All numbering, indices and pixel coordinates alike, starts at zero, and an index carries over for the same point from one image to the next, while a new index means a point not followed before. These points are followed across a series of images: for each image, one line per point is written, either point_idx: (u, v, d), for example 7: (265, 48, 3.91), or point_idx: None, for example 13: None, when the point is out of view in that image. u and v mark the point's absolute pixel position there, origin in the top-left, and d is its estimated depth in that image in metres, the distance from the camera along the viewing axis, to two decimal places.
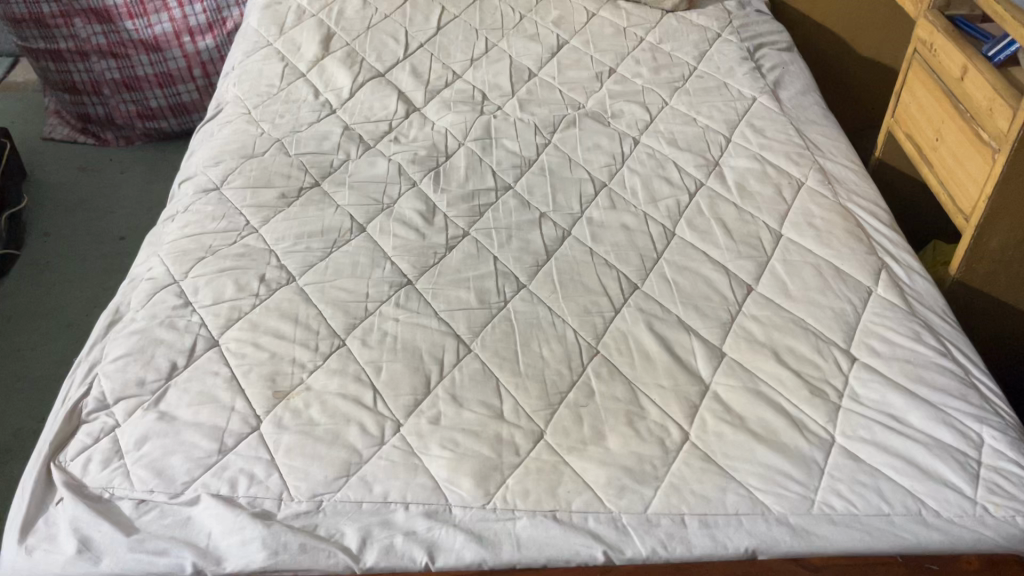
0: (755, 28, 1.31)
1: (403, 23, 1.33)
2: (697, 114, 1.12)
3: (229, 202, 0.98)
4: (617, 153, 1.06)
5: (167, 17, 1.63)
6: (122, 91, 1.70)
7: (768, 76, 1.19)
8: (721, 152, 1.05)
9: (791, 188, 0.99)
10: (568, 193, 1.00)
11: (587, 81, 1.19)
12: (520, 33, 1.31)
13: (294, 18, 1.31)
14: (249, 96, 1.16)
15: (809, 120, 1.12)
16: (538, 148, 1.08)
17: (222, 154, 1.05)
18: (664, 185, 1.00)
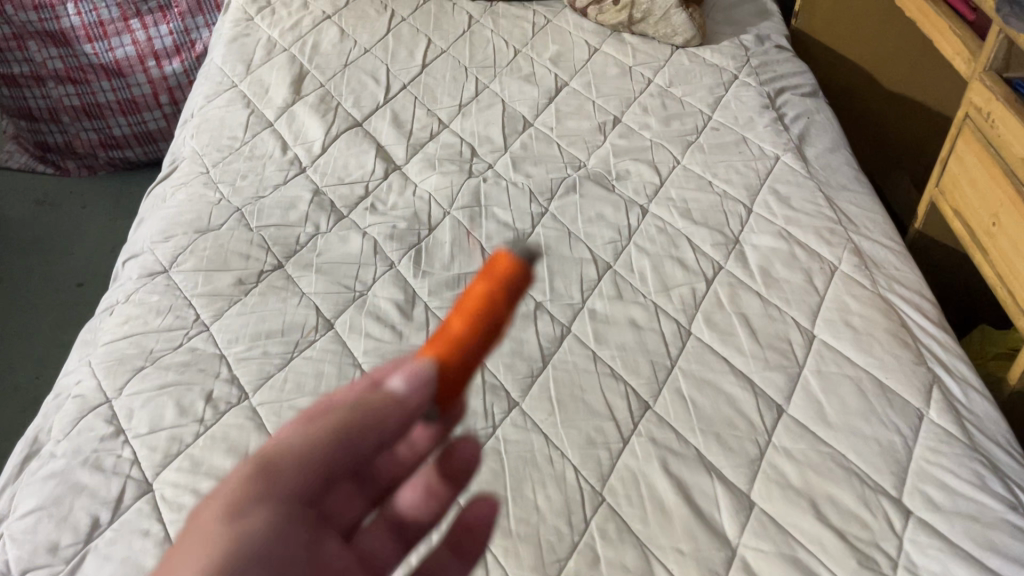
0: (775, 67, 1.17)
1: (384, 60, 1.19)
2: (714, 175, 0.99)
3: (178, 289, 0.85)
4: (623, 225, 0.94)
5: (130, 39, 1.48)
6: (82, 118, 1.55)
7: (792, 128, 1.06)
8: (742, 225, 0.93)
9: (823, 273, 0.87)
10: (568, 277, 0.88)
11: (589, 133, 1.07)
12: (513, 72, 1.17)
13: (263, 54, 1.19)
14: (209, 151, 1.03)
15: (840, 184, 0.99)
16: (533, 219, 0.95)
17: (173, 227, 0.92)
18: (678, 269, 0.88)
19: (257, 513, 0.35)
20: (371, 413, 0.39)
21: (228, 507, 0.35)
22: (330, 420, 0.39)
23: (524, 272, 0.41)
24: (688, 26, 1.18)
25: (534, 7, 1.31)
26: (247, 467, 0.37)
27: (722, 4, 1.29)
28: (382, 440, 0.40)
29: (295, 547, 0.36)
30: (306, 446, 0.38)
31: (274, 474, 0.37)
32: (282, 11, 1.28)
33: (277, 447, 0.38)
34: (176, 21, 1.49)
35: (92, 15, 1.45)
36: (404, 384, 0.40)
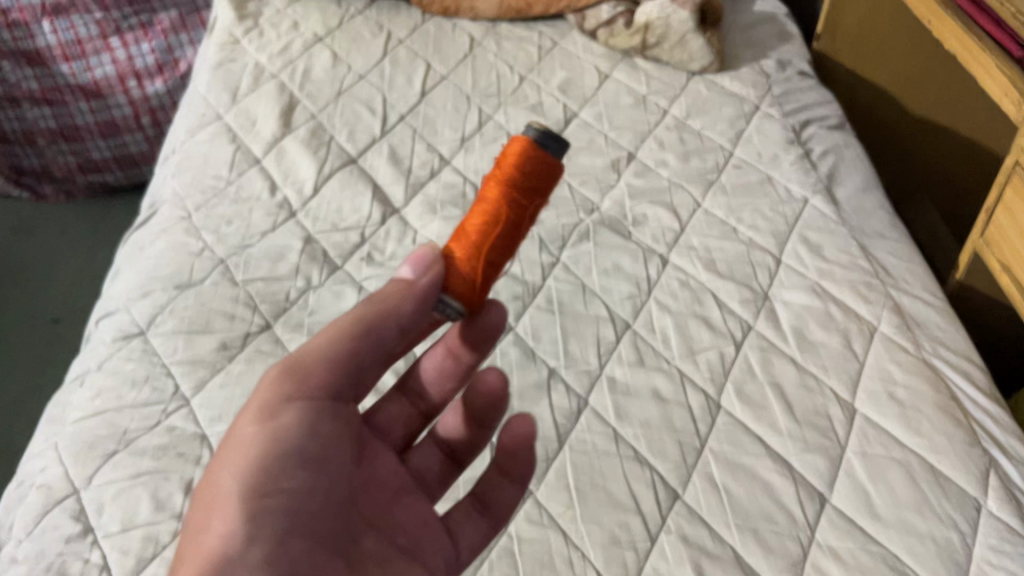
0: (799, 96, 1.10)
1: (380, 87, 1.12)
2: (738, 221, 0.92)
3: (156, 356, 0.77)
4: (641, 278, 0.86)
5: (109, 58, 1.40)
6: (58, 140, 1.47)
7: (819, 166, 0.99)
8: (771, 279, 0.86)
9: (862, 336, 0.79)
10: (584, 339, 0.80)
11: (601, 171, 0.99)
12: (519, 102, 1.10)
13: (250, 81, 1.11)
14: (191, 192, 0.95)
15: (873, 232, 0.91)
16: (544, 270, 0.87)
17: (151, 282, 0.84)
18: (704, 331, 0.80)
19: (288, 412, 0.51)
20: (380, 317, 0.54)
21: (265, 414, 0.50)
22: (340, 331, 0.53)
23: (532, 154, 0.54)
24: (705, 52, 1.10)
25: (540, 28, 1.24)
26: (282, 376, 0.52)
27: (740, 24, 1.22)
28: (398, 324, 0.55)
29: (320, 430, 0.52)
30: (321, 353, 0.53)
31: (301, 375, 0.52)
32: (270, 33, 1.20)
33: (303, 357, 0.53)
34: (159, 38, 1.41)
35: (70, 33, 1.38)
36: (413, 271, 0.55)
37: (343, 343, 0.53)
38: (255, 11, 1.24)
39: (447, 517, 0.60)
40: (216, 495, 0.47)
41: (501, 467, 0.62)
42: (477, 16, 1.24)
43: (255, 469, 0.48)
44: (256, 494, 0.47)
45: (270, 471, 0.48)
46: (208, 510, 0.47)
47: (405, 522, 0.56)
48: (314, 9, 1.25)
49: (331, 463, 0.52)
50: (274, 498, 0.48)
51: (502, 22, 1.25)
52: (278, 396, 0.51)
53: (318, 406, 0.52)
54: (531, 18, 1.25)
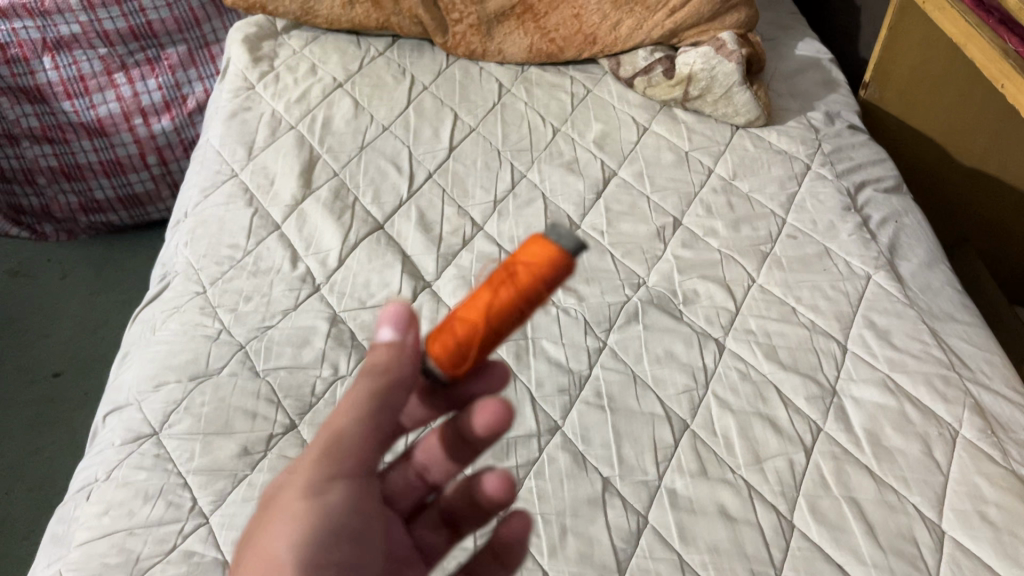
0: (851, 153, 1.04)
1: (405, 140, 1.05)
2: (797, 300, 0.85)
3: (170, 464, 0.71)
4: (697, 367, 0.79)
5: (114, 95, 1.32)
6: (60, 179, 1.39)
7: (879, 236, 0.93)
8: (838, 369, 0.79)
9: (942, 442, 0.73)
10: (639, 442, 0.73)
11: (646, 239, 0.92)
12: (553, 158, 1.03)
13: (267, 133, 1.04)
14: (205, 264, 0.88)
15: (943, 313, 0.85)
16: (590, 356, 0.80)
17: (164, 372, 0.77)
18: (770, 434, 0.74)
19: (330, 494, 0.45)
20: (396, 385, 0.48)
21: (308, 488, 0.45)
22: (363, 397, 0.47)
23: (544, 253, 0.43)
24: (754, 106, 1.04)
25: (571, 73, 1.17)
26: (316, 447, 0.46)
27: (782, 71, 1.16)
28: (406, 388, 0.49)
29: (361, 512, 0.46)
30: (349, 425, 0.47)
31: (336, 450, 0.46)
32: (286, 77, 1.12)
33: (334, 429, 0.46)
34: (166, 74, 1.33)
35: (72, 69, 1.29)
36: (396, 333, 0.48)
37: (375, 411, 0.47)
38: (269, 53, 1.16)
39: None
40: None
41: (495, 549, 0.57)
42: (504, 60, 1.18)
43: (306, 548, 0.43)
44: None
45: (318, 555, 0.43)
46: None
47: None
48: (331, 50, 1.17)
49: (366, 545, 0.47)
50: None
51: (531, 66, 1.18)
52: (315, 474, 0.45)
53: (356, 485, 0.47)
54: (562, 62, 1.18)
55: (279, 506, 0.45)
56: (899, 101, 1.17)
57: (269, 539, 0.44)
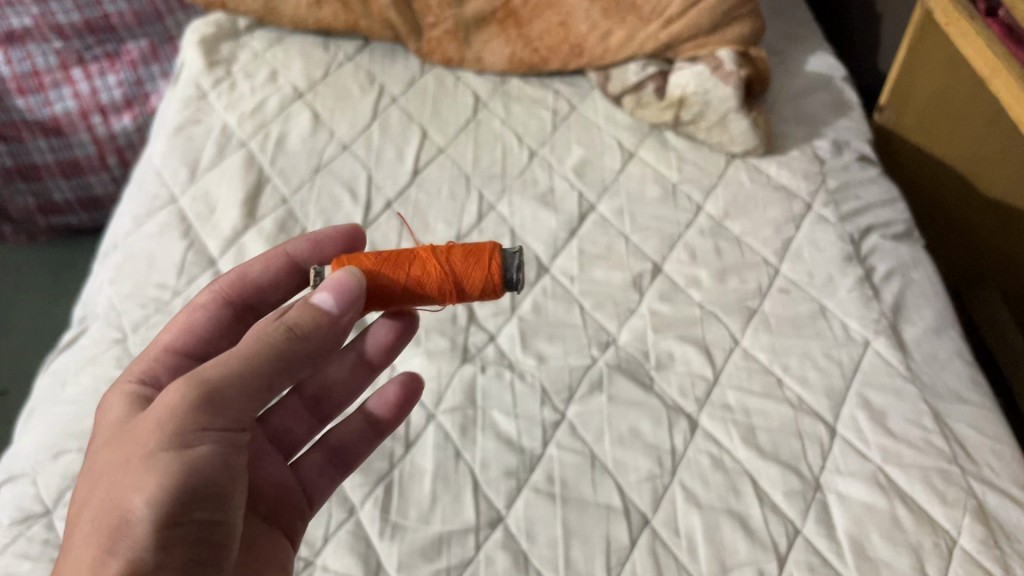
0: (858, 191, 0.93)
1: (366, 161, 0.96)
2: (784, 369, 0.76)
3: (58, 554, 0.63)
4: (664, 450, 0.70)
5: (71, 92, 1.23)
6: (16, 180, 1.31)
7: (882, 294, 0.83)
8: (824, 458, 0.70)
9: (937, 555, 0.64)
10: (590, 541, 0.65)
11: (620, 288, 0.83)
12: (526, 187, 0.94)
13: (214, 151, 0.95)
14: (129, 306, 0.80)
15: (947, 391, 0.76)
16: (545, 431, 0.71)
17: (67, 438, 0.69)
18: (740, 538, 0.65)
19: (199, 443, 0.46)
20: (300, 343, 0.51)
21: (184, 438, 0.45)
22: (261, 350, 0.49)
23: (489, 273, 0.60)
24: (751, 135, 0.93)
25: (556, 87, 1.07)
26: (196, 396, 0.46)
27: (788, 91, 1.05)
28: (306, 349, 0.51)
29: (228, 461, 0.47)
30: (238, 372, 0.48)
31: (215, 399, 0.47)
32: (243, 85, 1.03)
33: (219, 376, 0.47)
34: (127, 70, 1.24)
35: (25, 64, 1.20)
36: (334, 301, 0.53)
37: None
38: (229, 56, 1.07)
39: (298, 470, 0.64)
40: (113, 535, 0.43)
41: (365, 416, 0.66)
42: (483, 70, 1.08)
43: (173, 495, 0.44)
44: (159, 540, 0.43)
45: (183, 503, 0.44)
46: (112, 535, 0.43)
47: (265, 494, 0.60)
48: (296, 54, 1.08)
49: (234, 495, 0.48)
50: (178, 545, 0.44)
51: (513, 77, 1.08)
52: (186, 421, 0.46)
53: (228, 433, 0.47)
54: (546, 74, 1.08)
55: (143, 445, 0.45)
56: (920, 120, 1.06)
57: (127, 482, 0.44)
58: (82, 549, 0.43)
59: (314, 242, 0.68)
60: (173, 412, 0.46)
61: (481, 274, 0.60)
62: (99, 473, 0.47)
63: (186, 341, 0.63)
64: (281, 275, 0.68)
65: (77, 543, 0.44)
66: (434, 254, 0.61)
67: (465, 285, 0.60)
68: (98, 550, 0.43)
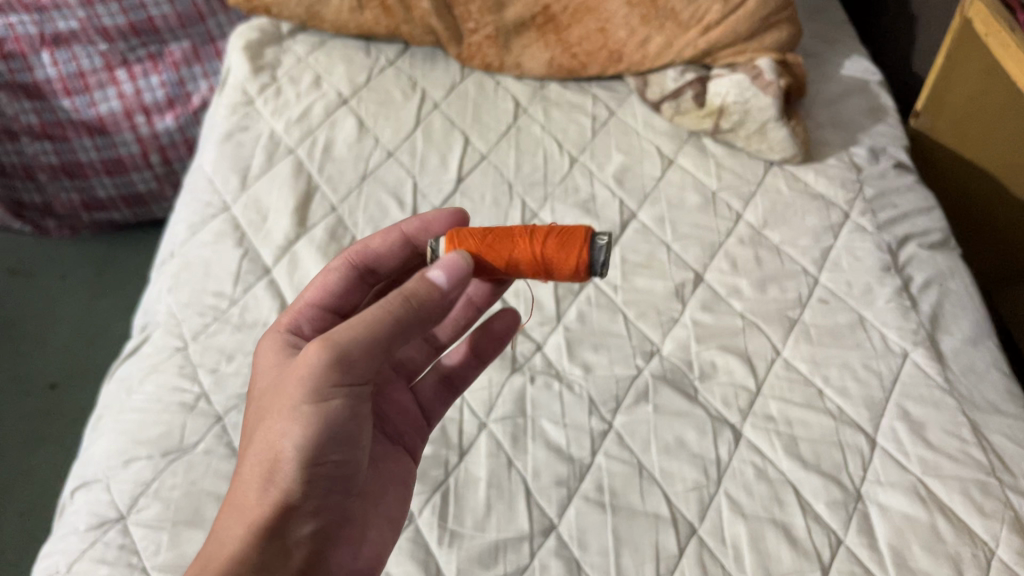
0: (895, 199, 0.95)
1: (411, 168, 0.98)
2: (824, 380, 0.78)
3: (133, 557, 0.66)
4: (710, 460, 0.73)
5: (115, 92, 1.25)
6: (61, 177, 1.35)
7: (920, 304, 0.85)
8: (864, 469, 0.73)
9: (976, 566, 0.67)
10: (640, 550, 0.67)
11: (662, 298, 0.85)
12: (568, 194, 0.95)
13: (263, 158, 0.97)
14: (189, 314, 0.83)
15: (982, 403, 0.78)
16: (593, 441, 0.74)
17: (136, 445, 0.72)
18: (786, 548, 0.67)
19: (331, 400, 0.51)
20: (420, 313, 0.52)
21: (314, 399, 0.50)
22: (383, 320, 0.51)
23: (579, 267, 0.61)
24: (790, 144, 0.95)
25: (595, 91, 1.08)
26: (322, 365, 0.50)
27: (824, 96, 1.06)
28: (427, 313, 0.52)
29: (357, 411, 0.52)
30: (361, 343, 0.50)
31: (343, 367, 0.50)
32: (289, 90, 1.04)
33: (344, 347, 0.50)
34: (169, 71, 1.26)
35: (71, 66, 1.22)
36: (446, 280, 0.53)
37: (387, 334, 0.51)
38: (273, 61, 1.09)
39: (422, 395, 0.71)
40: (268, 472, 0.51)
41: (475, 346, 0.72)
42: (523, 74, 1.09)
43: (311, 445, 0.51)
44: (306, 477, 0.51)
45: (319, 450, 0.51)
46: (267, 471, 0.51)
47: (396, 419, 0.67)
48: (338, 58, 1.09)
49: (363, 435, 0.54)
50: (318, 481, 0.52)
51: (551, 81, 1.09)
52: (322, 382, 0.50)
53: (356, 390, 0.52)
54: (585, 78, 1.09)
55: (288, 396, 0.51)
56: (954, 122, 1.07)
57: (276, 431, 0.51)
58: (247, 477, 0.52)
59: (424, 221, 0.69)
60: (314, 372, 0.50)
61: (566, 259, 0.60)
62: (257, 412, 0.54)
63: (323, 295, 0.67)
64: (397, 248, 0.69)
65: (242, 466, 0.53)
66: (531, 236, 0.62)
67: (553, 266, 0.61)
68: (258, 482, 0.51)
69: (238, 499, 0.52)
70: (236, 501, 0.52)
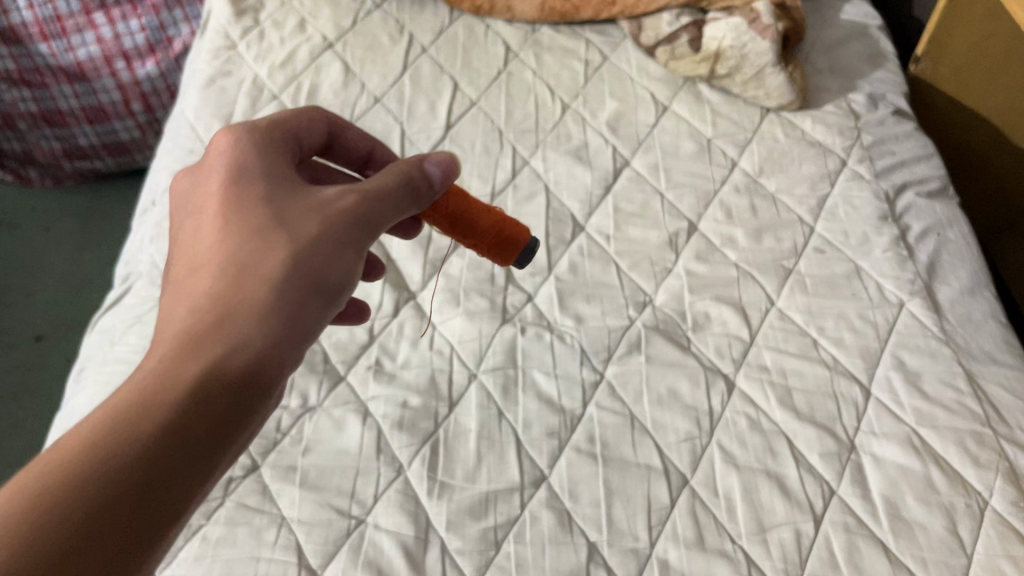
0: (893, 146, 0.93)
1: (399, 115, 0.95)
2: (819, 330, 0.77)
3: None
4: (702, 411, 0.72)
5: (93, 37, 1.21)
6: (41, 126, 1.31)
7: (917, 254, 0.84)
8: (858, 420, 0.72)
9: (969, 517, 0.66)
10: (632, 501, 0.66)
11: (656, 248, 0.83)
12: (560, 141, 0.93)
13: (246, 105, 0.94)
14: None
15: (980, 353, 0.77)
16: (585, 391, 0.73)
17: None
18: (779, 500, 0.67)
19: (355, 247, 0.50)
20: (422, 200, 0.55)
21: (351, 239, 0.49)
22: (399, 194, 0.53)
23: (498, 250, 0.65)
24: (788, 89, 0.93)
25: (587, 36, 1.05)
26: (360, 210, 0.50)
27: (823, 41, 1.04)
28: (422, 205, 0.56)
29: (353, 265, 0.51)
30: (387, 204, 0.52)
31: (372, 220, 0.51)
32: (272, 34, 1.01)
33: (377, 200, 0.51)
34: (149, 14, 1.21)
35: (47, 9, 1.18)
36: (444, 182, 0.57)
37: (402, 209, 0.53)
38: (255, 3, 1.05)
39: None
40: (288, 293, 0.46)
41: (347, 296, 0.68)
42: (514, 18, 1.06)
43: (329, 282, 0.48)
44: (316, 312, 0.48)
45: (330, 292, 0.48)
46: (285, 295, 0.46)
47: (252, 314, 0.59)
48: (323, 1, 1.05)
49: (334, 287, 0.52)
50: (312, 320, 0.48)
51: (543, 25, 1.06)
52: (353, 225, 0.49)
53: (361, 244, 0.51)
54: (577, 22, 1.06)
55: (318, 226, 0.48)
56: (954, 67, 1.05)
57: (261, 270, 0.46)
58: (234, 283, 0.45)
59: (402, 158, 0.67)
60: (328, 229, 0.48)
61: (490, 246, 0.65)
62: (246, 217, 0.48)
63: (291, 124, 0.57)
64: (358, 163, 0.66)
65: (231, 270, 0.46)
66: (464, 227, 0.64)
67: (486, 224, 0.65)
68: (273, 299, 0.45)
69: (229, 300, 0.45)
70: (220, 298, 0.45)
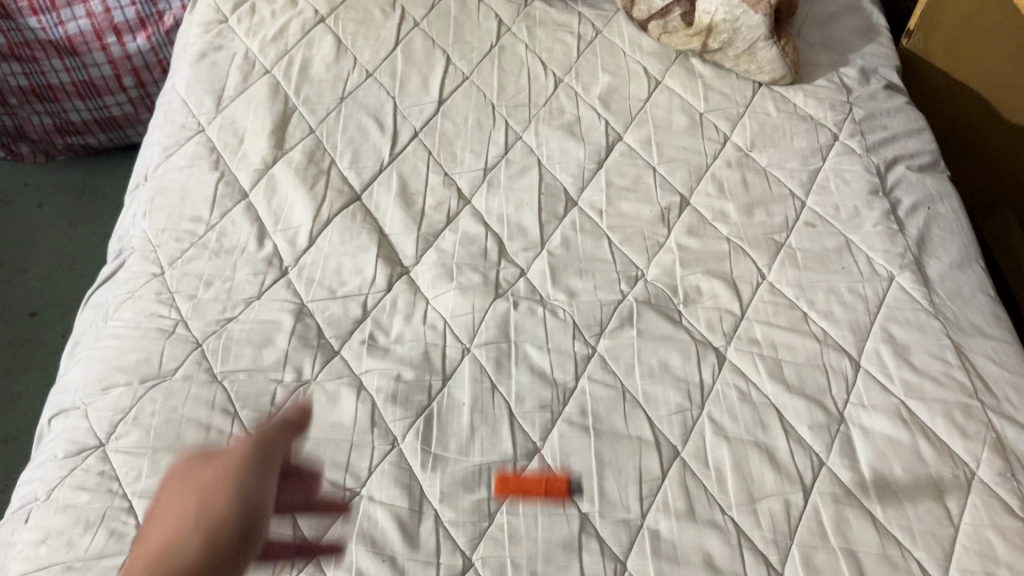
0: (885, 121, 0.94)
1: (391, 89, 0.94)
2: (810, 304, 0.78)
3: (114, 484, 0.65)
4: (693, 384, 0.72)
5: (83, 10, 1.21)
6: (31, 101, 1.30)
7: (907, 227, 0.84)
8: (848, 392, 0.73)
9: (956, 487, 0.67)
10: (623, 473, 0.67)
11: (648, 223, 0.84)
12: (553, 116, 0.93)
13: (238, 79, 0.94)
14: (165, 240, 0.81)
15: (968, 326, 0.78)
16: (577, 365, 0.73)
17: (113, 372, 0.71)
18: (768, 471, 0.68)
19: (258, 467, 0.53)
20: (286, 438, 0.57)
21: (254, 455, 0.53)
22: (276, 448, 0.55)
23: None
24: (780, 63, 0.93)
25: (580, 10, 1.05)
26: (253, 451, 0.53)
27: (817, 15, 1.03)
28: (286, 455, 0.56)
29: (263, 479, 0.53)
30: (275, 449, 0.55)
31: (264, 460, 0.53)
32: (264, 8, 1.00)
33: (254, 458, 0.53)
34: None
35: None
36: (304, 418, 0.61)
37: (279, 458, 0.55)
38: None
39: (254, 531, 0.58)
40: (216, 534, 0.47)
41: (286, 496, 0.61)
42: None
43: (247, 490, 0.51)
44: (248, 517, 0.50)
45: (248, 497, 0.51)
46: (209, 515, 0.48)
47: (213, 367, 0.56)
48: None
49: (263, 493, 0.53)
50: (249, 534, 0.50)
51: None
52: (251, 466, 0.52)
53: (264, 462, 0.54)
54: None
55: (221, 477, 0.50)
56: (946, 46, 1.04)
57: (178, 542, 0.46)
58: (164, 542, 0.46)
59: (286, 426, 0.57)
60: (240, 462, 0.52)
61: None
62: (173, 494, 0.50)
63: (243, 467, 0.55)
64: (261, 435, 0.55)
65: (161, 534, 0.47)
66: None
67: None
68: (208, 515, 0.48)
69: (165, 533, 0.47)
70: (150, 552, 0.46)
